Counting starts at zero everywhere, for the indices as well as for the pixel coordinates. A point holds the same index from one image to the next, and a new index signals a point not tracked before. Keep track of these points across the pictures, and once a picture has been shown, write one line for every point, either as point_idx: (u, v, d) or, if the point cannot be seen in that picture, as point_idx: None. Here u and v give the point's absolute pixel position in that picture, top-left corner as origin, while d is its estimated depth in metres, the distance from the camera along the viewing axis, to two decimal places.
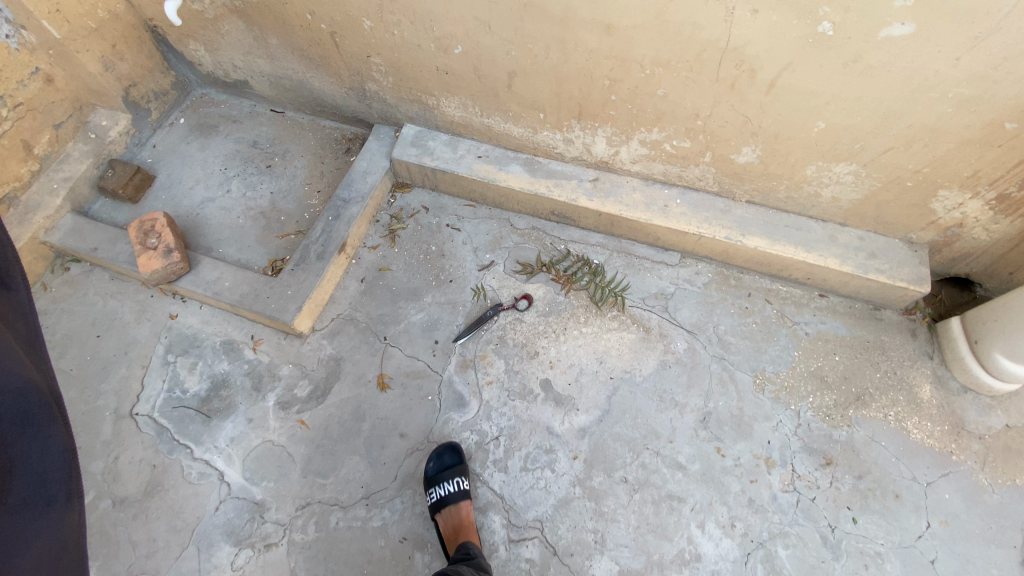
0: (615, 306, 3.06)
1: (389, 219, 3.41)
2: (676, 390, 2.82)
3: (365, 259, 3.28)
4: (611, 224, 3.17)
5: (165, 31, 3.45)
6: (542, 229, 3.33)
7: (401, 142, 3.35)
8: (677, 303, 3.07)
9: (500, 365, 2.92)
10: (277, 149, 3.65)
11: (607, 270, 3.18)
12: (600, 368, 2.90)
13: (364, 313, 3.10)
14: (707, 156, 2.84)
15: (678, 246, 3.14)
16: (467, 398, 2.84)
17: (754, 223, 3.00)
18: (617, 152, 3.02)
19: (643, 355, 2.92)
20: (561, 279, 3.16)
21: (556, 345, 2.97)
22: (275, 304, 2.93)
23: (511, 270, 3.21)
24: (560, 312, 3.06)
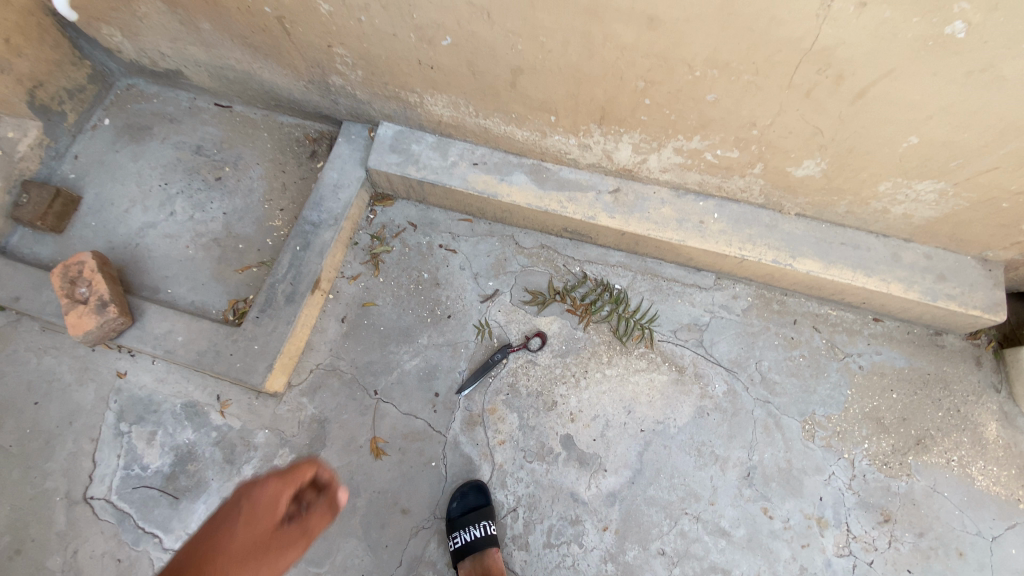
0: (642, 341, 2.61)
1: (369, 240, 2.84)
2: (715, 441, 2.48)
3: (345, 293, 2.75)
4: (636, 243, 2.65)
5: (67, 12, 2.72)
6: (553, 249, 2.80)
7: (377, 147, 2.73)
8: (713, 335, 2.64)
9: (512, 420, 2.52)
10: (229, 157, 3.05)
11: (631, 297, 2.69)
12: (628, 421, 2.51)
13: (348, 362, 2.64)
14: (757, 167, 2.33)
15: (714, 267, 2.66)
16: (476, 461, 2.46)
17: (805, 241, 2.55)
18: (645, 160, 2.44)
19: (677, 402, 2.53)
20: (578, 309, 2.66)
21: (577, 394, 2.55)
22: (241, 363, 2.45)
23: (518, 300, 2.70)
24: (578, 351, 2.60)
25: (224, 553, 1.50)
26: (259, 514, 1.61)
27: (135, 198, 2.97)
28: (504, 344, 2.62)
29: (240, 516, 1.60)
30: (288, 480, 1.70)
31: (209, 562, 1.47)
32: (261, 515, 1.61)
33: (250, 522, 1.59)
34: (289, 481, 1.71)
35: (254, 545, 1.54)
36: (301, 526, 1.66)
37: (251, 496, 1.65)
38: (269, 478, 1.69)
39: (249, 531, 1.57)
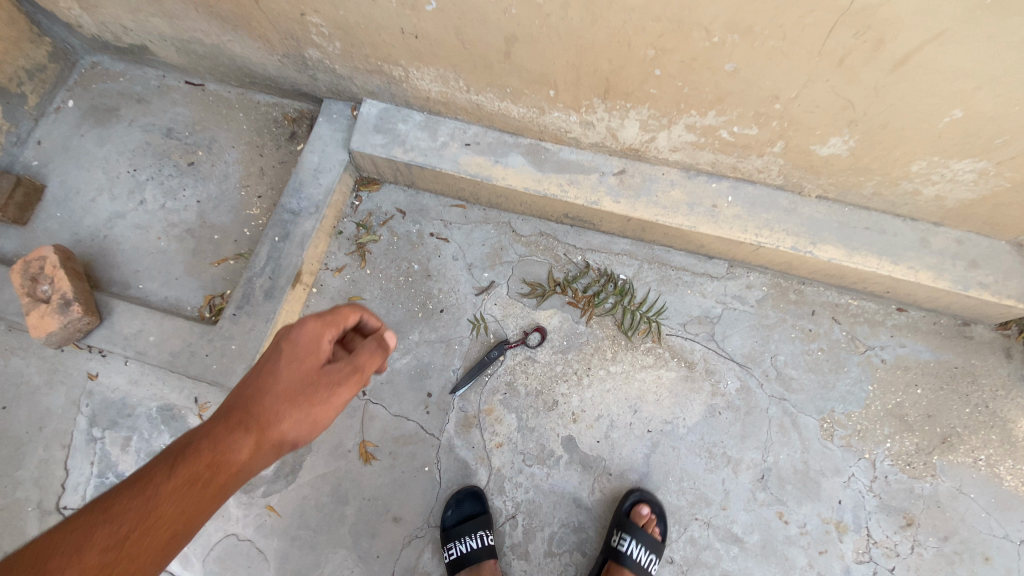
0: (649, 336, 2.41)
1: (355, 229, 2.64)
2: (727, 441, 2.32)
3: (330, 286, 2.57)
4: (643, 230, 2.44)
5: None
6: (552, 236, 2.59)
7: (361, 127, 2.50)
8: (726, 328, 2.44)
9: (511, 422, 2.35)
10: (202, 139, 2.82)
11: (637, 288, 2.48)
12: (634, 421, 2.33)
13: None
14: (777, 146, 2.12)
15: (728, 254, 2.46)
16: (472, 465, 2.30)
17: (827, 226, 2.34)
18: (654, 139, 2.22)
19: (687, 400, 2.35)
20: (581, 302, 2.46)
21: (579, 393, 2.36)
22: (217, 365, 2.28)
23: (516, 293, 2.51)
24: (580, 347, 2.41)
25: (268, 398, 1.35)
26: (300, 354, 1.44)
27: (102, 186, 2.75)
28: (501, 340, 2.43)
29: (280, 356, 1.43)
30: (329, 319, 1.49)
31: (253, 410, 1.33)
32: (304, 357, 1.44)
33: (294, 361, 1.42)
34: (331, 320, 1.50)
35: (297, 387, 1.39)
36: (351, 364, 1.47)
37: (291, 332, 1.45)
38: (308, 318, 1.47)
39: (293, 372, 1.41)
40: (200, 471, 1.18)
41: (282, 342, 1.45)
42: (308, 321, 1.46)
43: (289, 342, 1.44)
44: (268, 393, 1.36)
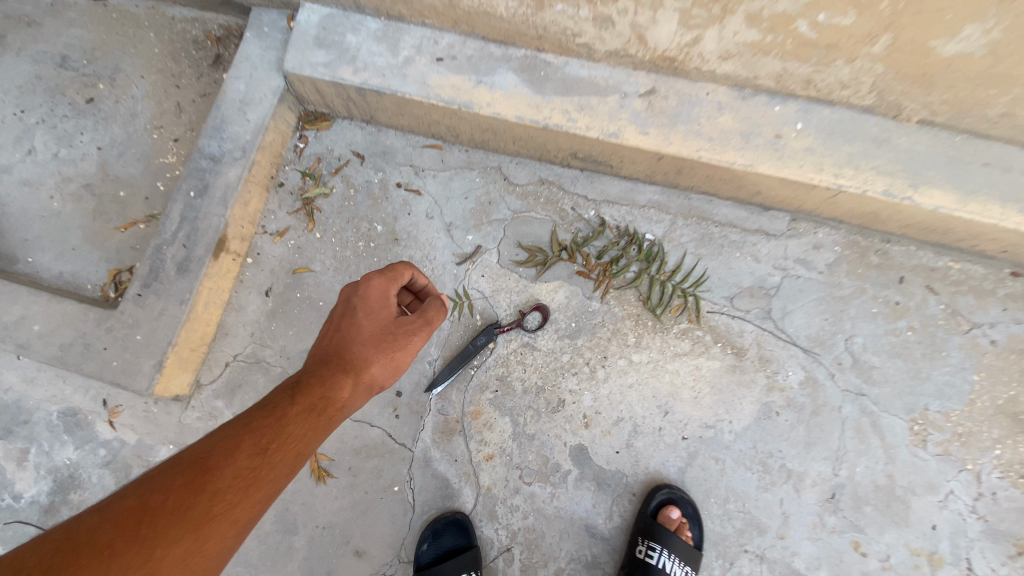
0: (684, 315, 1.81)
1: (299, 179, 2.03)
2: (787, 451, 1.76)
3: (269, 255, 1.98)
4: (679, 171, 1.80)
5: None
6: (556, 185, 1.93)
7: (296, 40, 1.82)
8: (786, 303, 1.84)
9: (503, 429, 1.78)
10: (104, 69, 2.19)
11: (669, 252, 1.86)
12: (665, 426, 1.75)
13: (276, 349, 1.92)
14: (879, 43, 1.42)
15: (792, 204, 1.84)
16: (453, 486, 1.77)
17: (933, 162, 1.68)
18: (697, 41, 1.54)
19: (735, 399, 1.77)
20: (594, 271, 1.84)
21: (593, 391, 1.78)
22: (119, 362, 1.74)
23: (509, 261, 1.90)
24: (593, 330, 1.82)
25: (354, 342, 1.25)
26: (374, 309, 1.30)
27: None
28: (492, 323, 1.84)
29: (355, 307, 1.30)
30: (392, 273, 1.34)
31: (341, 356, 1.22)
32: (380, 309, 1.31)
33: (370, 312, 1.29)
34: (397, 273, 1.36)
35: (379, 336, 1.27)
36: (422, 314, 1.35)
37: (364, 286, 1.31)
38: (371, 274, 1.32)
39: (371, 322, 1.29)
40: (313, 400, 1.12)
41: (353, 296, 1.31)
42: (378, 272, 1.33)
43: (364, 293, 1.31)
44: (353, 338, 1.26)
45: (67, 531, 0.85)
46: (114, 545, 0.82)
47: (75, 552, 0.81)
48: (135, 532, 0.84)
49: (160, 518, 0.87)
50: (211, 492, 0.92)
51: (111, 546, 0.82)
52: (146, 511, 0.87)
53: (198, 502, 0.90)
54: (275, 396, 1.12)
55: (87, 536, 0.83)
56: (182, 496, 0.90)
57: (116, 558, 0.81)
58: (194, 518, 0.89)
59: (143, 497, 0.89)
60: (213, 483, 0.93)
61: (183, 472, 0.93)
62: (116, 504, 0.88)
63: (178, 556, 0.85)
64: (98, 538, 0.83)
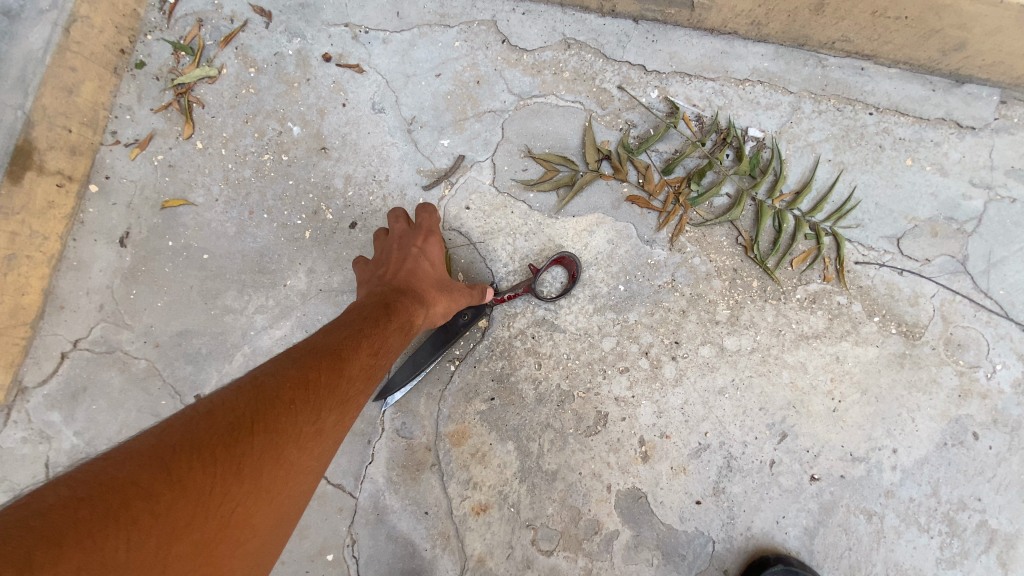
0: (815, 268, 1.05)
1: (170, 55, 1.23)
2: (989, 500, 1.03)
3: (121, 179, 1.21)
4: (817, 6, 0.99)
5: None
6: (593, 50, 1.13)
7: None
8: (992, 247, 1.06)
9: (504, 464, 1.06)
10: None
11: (789, 160, 1.08)
12: (780, 459, 1.02)
13: (137, 332, 1.19)
14: None
15: (1009, 67, 1.04)
16: (421, 557, 1.06)
17: None
18: None
19: (903, 414, 1.02)
20: (660, 195, 1.07)
21: (656, 400, 1.04)
22: None
23: (512, 181, 1.12)
24: (656, 297, 1.06)
25: (423, 279, 0.93)
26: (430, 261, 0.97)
27: None
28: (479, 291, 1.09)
29: (413, 249, 0.95)
30: (427, 223, 0.99)
31: (416, 293, 0.89)
32: (441, 260, 0.99)
33: (433, 259, 0.96)
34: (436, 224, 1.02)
35: (443, 286, 0.95)
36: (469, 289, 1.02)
37: (422, 237, 0.97)
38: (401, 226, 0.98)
39: (437, 270, 0.97)
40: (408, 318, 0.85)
41: (412, 243, 0.96)
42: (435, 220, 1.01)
43: (427, 239, 0.98)
44: (423, 277, 0.93)
45: (218, 395, 0.60)
46: (293, 401, 0.61)
47: (250, 405, 0.58)
48: (304, 393, 0.63)
49: (321, 388, 0.64)
50: (355, 373, 0.70)
51: (287, 405, 0.60)
52: (306, 379, 0.64)
53: (343, 382, 0.68)
54: (361, 308, 0.83)
55: (250, 396, 0.60)
56: (330, 374, 0.67)
57: (296, 417, 0.60)
58: (346, 393, 0.68)
59: (295, 366, 0.66)
60: (352, 368, 0.70)
61: (317, 354, 0.69)
62: (270, 372, 0.65)
63: (336, 424, 0.66)
64: (268, 394, 0.60)
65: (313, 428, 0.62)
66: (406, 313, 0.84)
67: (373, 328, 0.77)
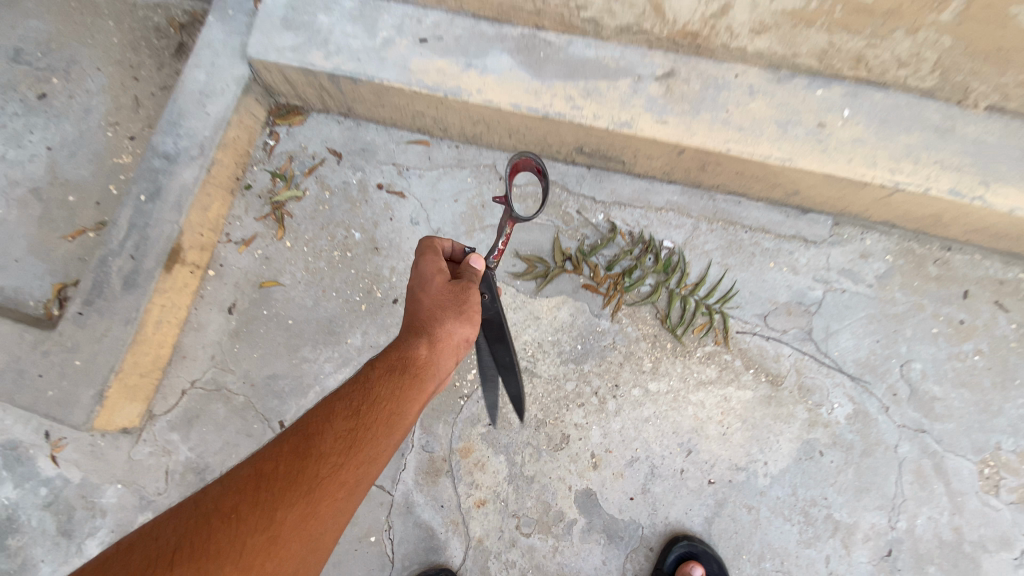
0: (708, 335, 1.55)
1: (269, 180, 1.79)
2: (833, 498, 1.48)
3: (232, 266, 1.74)
4: (702, 168, 1.54)
5: None
6: (560, 186, 1.68)
7: (262, 22, 1.63)
8: (830, 322, 1.57)
9: (497, 470, 1.52)
10: (58, 61, 2.01)
11: (691, 262, 1.60)
12: (688, 468, 1.49)
13: (238, 375, 1.67)
14: (952, 7, 1.20)
15: (836, 205, 1.57)
16: (438, 538, 1.51)
17: (1004, 155, 1.43)
18: (725, 11, 1.32)
19: (771, 436, 1.50)
20: (604, 284, 1.59)
21: (602, 426, 1.52)
22: (54, 392, 1.52)
23: (505, 273, 1.64)
24: (604, 353, 1.56)
25: (424, 311, 1.03)
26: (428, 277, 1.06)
27: None
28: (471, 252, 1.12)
29: (410, 287, 1.08)
30: (422, 250, 1.11)
31: (413, 327, 1.02)
32: (440, 269, 1.07)
33: (425, 284, 1.05)
34: (430, 243, 1.12)
35: (444, 300, 1.03)
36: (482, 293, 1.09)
37: (416, 261, 1.09)
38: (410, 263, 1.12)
39: (433, 288, 1.05)
40: (393, 361, 0.95)
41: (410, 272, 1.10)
42: (425, 241, 1.11)
43: (420, 260, 1.08)
44: (420, 304, 1.05)
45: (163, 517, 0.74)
46: (228, 514, 0.71)
47: (183, 530, 0.70)
48: (249, 499, 0.73)
49: (273, 485, 0.75)
50: (318, 451, 0.79)
51: (227, 516, 0.71)
52: (260, 479, 0.75)
53: (305, 465, 0.77)
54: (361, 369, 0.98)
55: (196, 514, 0.72)
56: (288, 462, 0.77)
57: (235, 528, 0.70)
58: (309, 479, 0.77)
59: (250, 465, 0.78)
60: (316, 446, 0.80)
61: (280, 442, 0.81)
62: (224, 478, 0.77)
63: (301, 518, 0.74)
64: (213, 509, 0.72)
65: (264, 535, 0.71)
66: (391, 356, 0.96)
67: (345, 395, 0.89)
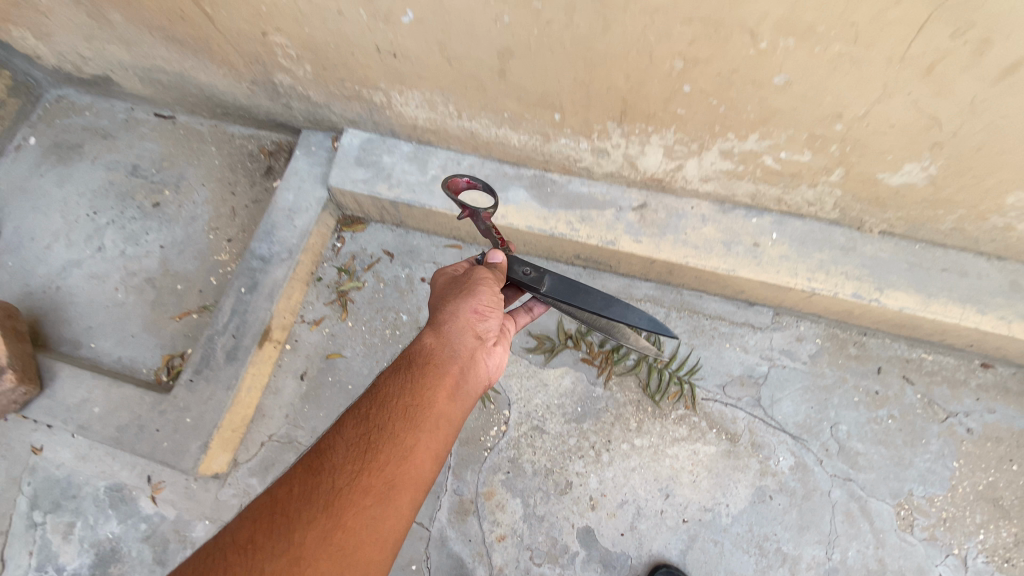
0: (680, 401, 1.99)
1: (336, 274, 2.29)
2: (781, 534, 1.87)
3: (305, 342, 2.21)
4: (670, 272, 2.05)
5: None
6: None
7: (340, 160, 2.18)
8: (774, 392, 2.01)
9: (515, 510, 1.92)
10: (168, 176, 2.57)
11: (665, 341, 2.06)
12: (666, 508, 1.89)
13: (308, 430, 2.10)
14: (835, 174, 1.73)
15: (774, 301, 2.05)
16: (467, 566, 1.88)
17: (894, 268, 1.92)
18: (680, 168, 1.86)
19: (730, 483, 1.91)
20: (597, 357, 2.05)
21: (598, 474, 1.93)
22: (169, 443, 1.95)
23: (520, 347, 2.10)
24: (599, 415, 1.99)
25: (433, 310, 1.43)
26: (435, 287, 1.51)
27: (58, 232, 2.52)
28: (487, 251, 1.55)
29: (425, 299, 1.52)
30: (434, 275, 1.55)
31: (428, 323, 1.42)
32: (445, 278, 1.50)
33: (433, 286, 1.51)
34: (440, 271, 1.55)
35: (444, 293, 1.45)
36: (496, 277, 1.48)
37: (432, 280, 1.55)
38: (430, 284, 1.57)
39: (440, 286, 1.49)
40: (403, 359, 1.30)
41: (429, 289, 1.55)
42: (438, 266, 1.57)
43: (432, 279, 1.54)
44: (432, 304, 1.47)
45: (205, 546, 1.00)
46: (255, 537, 0.98)
47: (224, 553, 0.97)
48: (271, 522, 1.00)
49: (292, 505, 1.02)
50: (329, 466, 1.08)
51: (255, 540, 0.98)
52: (281, 503, 1.03)
53: (321, 479, 1.06)
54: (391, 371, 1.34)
55: (231, 543, 0.98)
56: (309, 478, 1.06)
57: (264, 547, 0.96)
58: (322, 495, 1.04)
59: (274, 493, 1.05)
60: (330, 459, 1.09)
61: (303, 465, 1.09)
62: (252, 508, 1.04)
63: (320, 531, 1.00)
64: (245, 538, 0.99)
65: (291, 548, 0.97)
66: (406, 353, 1.32)
67: (360, 406, 1.19)
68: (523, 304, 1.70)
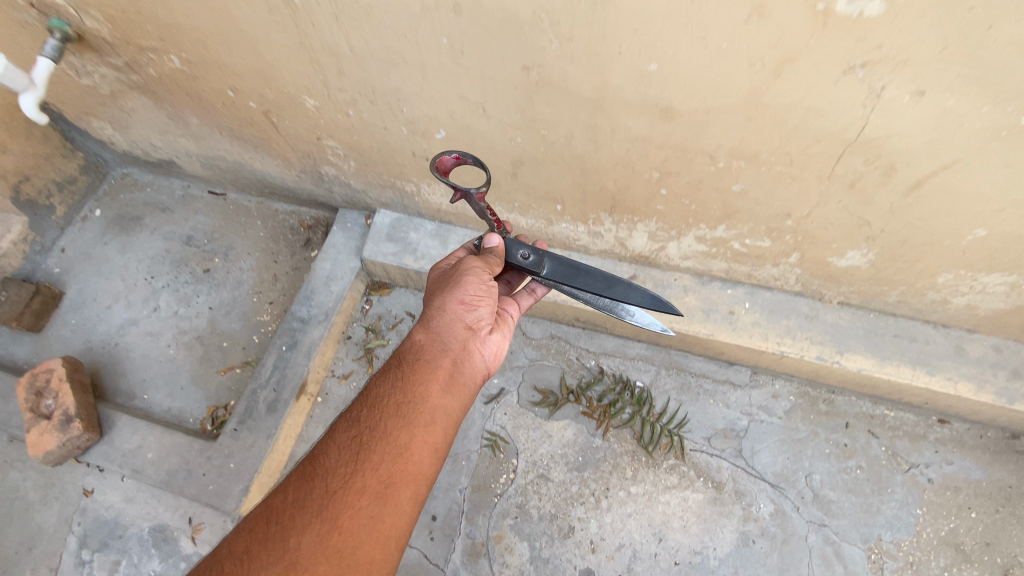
0: (671, 451, 2.23)
1: (364, 333, 2.60)
2: None
3: (335, 395, 2.49)
4: (657, 335, 2.35)
5: (68, 112, 2.69)
6: (565, 342, 2.48)
7: (373, 236, 2.54)
8: (754, 444, 2.26)
9: (523, 552, 2.12)
10: (218, 245, 2.93)
11: (656, 397, 2.35)
12: (659, 551, 2.10)
13: None
14: (793, 257, 2.07)
15: (751, 361, 2.34)
16: None
17: (853, 334, 2.22)
18: (663, 248, 2.20)
19: (717, 527, 2.13)
20: (596, 410, 2.31)
21: (597, 518, 2.15)
22: (214, 486, 2.18)
23: (527, 401, 2.37)
24: (597, 463, 2.23)
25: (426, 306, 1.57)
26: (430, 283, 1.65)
27: (118, 293, 2.85)
28: (484, 236, 1.65)
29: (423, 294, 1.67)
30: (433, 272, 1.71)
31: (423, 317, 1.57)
32: (439, 274, 1.65)
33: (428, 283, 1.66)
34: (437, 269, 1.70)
35: (436, 288, 1.58)
36: (487, 264, 1.57)
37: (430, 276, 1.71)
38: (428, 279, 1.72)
39: (433, 283, 1.64)
40: (395, 360, 1.45)
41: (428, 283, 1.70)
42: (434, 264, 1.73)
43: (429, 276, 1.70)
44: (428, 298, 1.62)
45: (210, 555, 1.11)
46: (254, 542, 1.09)
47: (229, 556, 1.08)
48: (268, 527, 1.11)
49: (288, 510, 1.14)
50: (323, 470, 1.20)
51: (252, 545, 1.08)
52: (279, 509, 1.14)
53: (314, 484, 1.18)
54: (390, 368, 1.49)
55: (231, 552, 1.09)
56: (305, 483, 1.18)
57: (263, 551, 1.07)
58: (316, 497, 1.15)
59: (272, 500, 1.17)
60: (324, 464, 1.21)
61: (301, 471, 1.22)
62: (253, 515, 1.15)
63: (314, 532, 1.11)
64: (244, 547, 1.09)
65: (288, 547, 1.08)
66: (400, 351, 1.47)
67: (354, 410, 1.33)
68: (528, 285, 1.87)
